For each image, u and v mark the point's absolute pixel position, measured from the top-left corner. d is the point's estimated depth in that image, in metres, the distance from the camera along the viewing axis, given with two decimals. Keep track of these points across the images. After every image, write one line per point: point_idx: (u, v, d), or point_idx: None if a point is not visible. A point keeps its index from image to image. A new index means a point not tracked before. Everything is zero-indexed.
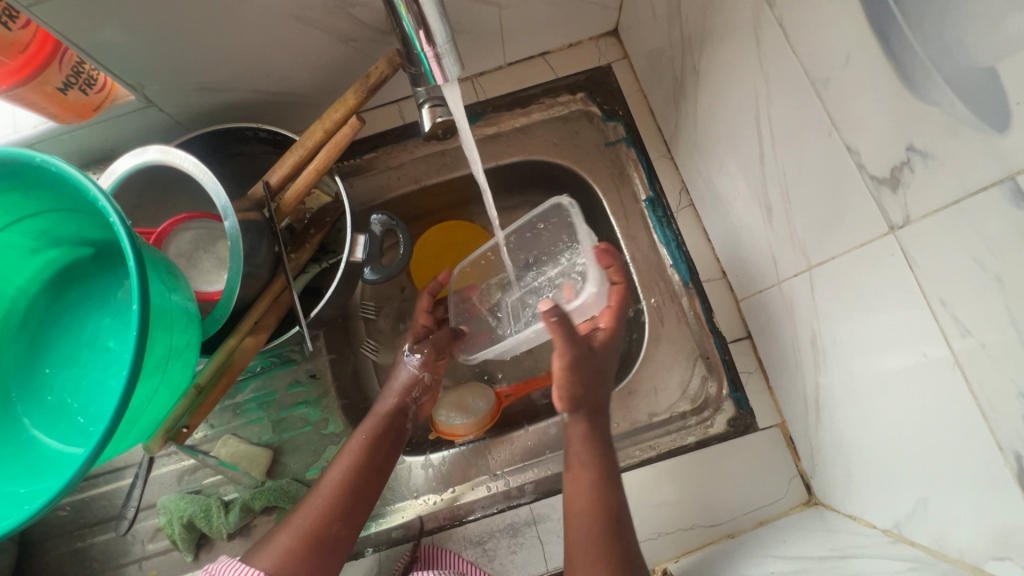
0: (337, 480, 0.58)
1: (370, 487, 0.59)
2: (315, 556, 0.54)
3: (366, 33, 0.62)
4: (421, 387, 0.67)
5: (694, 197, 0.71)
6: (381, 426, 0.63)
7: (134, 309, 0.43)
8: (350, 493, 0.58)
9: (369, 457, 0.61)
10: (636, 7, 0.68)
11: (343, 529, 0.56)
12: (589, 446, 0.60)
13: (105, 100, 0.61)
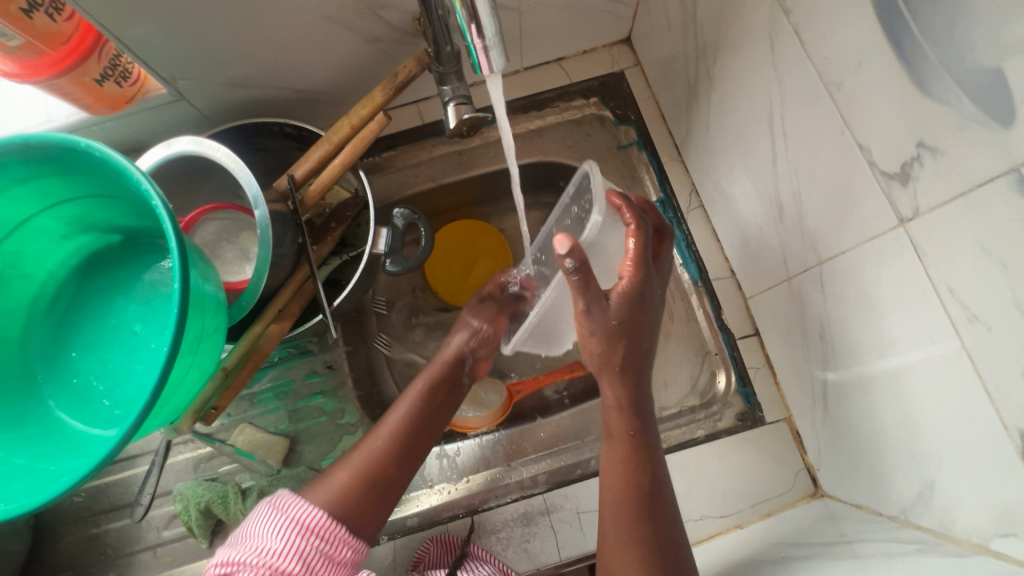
0: (393, 428, 0.58)
1: (424, 435, 0.59)
2: (373, 496, 0.53)
3: (392, 34, 0.65)
4: (482, 339, 0.69)
5: (704, 199, 0.74)
6: (438, 381, 0.64)
7: (176, 283, 0.44)
8: (409, 441, 0.58)
9: (426, 412, 0.61)
10: (650, 16, 0.71)
11: (397, 473, 0.56)
12: (621, 403, 0.56)
13: (138, 93, 0.62)
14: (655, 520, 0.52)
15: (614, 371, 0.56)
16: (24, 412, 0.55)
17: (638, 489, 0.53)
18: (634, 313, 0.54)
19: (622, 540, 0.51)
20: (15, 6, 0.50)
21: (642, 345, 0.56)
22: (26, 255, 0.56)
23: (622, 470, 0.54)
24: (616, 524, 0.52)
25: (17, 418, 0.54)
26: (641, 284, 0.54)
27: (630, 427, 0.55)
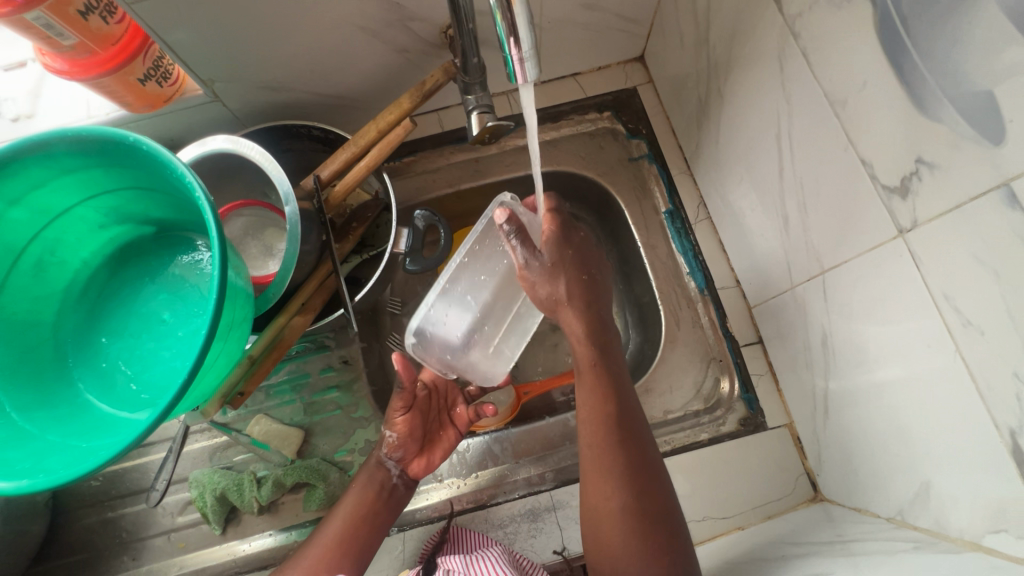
0: (324, 549, 0.56)
1: (362, 536, 0.57)
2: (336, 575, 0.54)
3: (419, 46, 0.68)
4: (416, 440, 0.63)
5: (711, 211, 0.77)
6: (371, 485, 0.60)
7: (215, 273, 0.47)
8: (342, 551, 0.56)
9: (355, 521, 0.57)
10: (664, 36, 0.74)
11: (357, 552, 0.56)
12: (584, 334, 0.58)
13: (176, 93, 0.65)
14: (626, 441, 0.54)
15: (567, 305, 0.58)
16: (55, 393, 0.57)
17: (611, 413, 0.55)
18: (564, 252, 0.60)
19: (600, 472, 0.53)
20: (73, 8, 0.53)
21: (584, 275, 0.60)
22: (64, 242, 0.59)
23: (596, 395, 0.56)
24: (594, 458, 0.54)
25: (49, 398, 0.56)
26: (560, 233, 0.60)
27: (592, 355, 0.57)
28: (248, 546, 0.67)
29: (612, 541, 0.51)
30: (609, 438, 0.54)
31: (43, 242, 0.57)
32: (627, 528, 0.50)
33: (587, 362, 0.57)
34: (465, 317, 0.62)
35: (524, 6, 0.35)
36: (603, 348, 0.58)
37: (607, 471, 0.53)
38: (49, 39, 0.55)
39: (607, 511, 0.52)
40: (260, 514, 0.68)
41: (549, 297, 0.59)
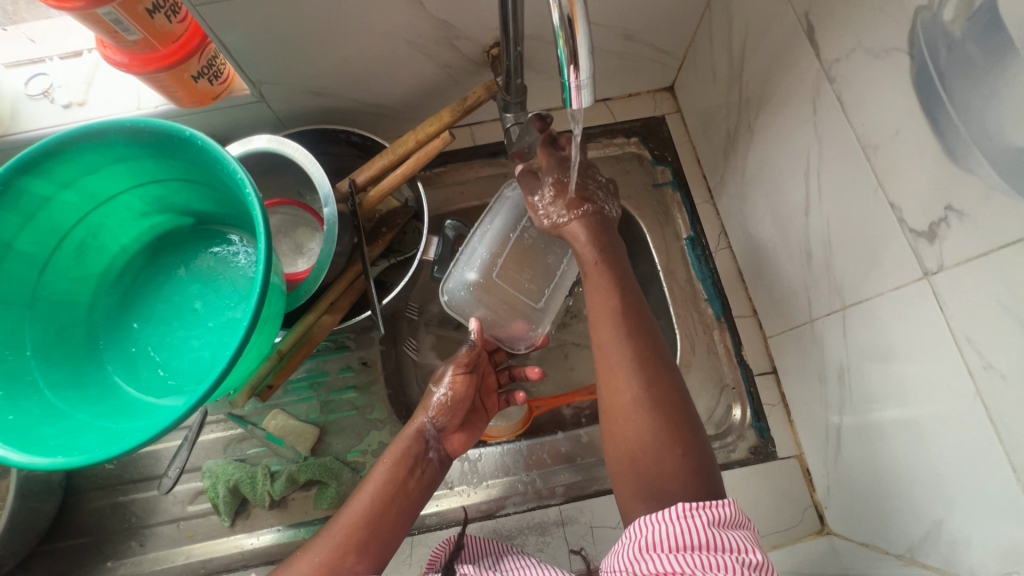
0: (365, 505, 0.54)
1: (395, 507, 0.55)
2: (374, 539, 0.52)
3: (462, 62, 0.71)
4: (461, 410, 0.64)
5: (732, 240, 0.78)
6: (406, 457, 0.59)
7: (260, 271, 0.48)
8: (379, 515, 0.54)
9: (391, 487, 0.56)
10: (696, 68, 0.77)
11: (390, 528, 0.54)
12: (586, 243, 0.63)
13: (224, 91, 0.68)
14: (638, 340, 0.55)
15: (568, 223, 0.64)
16: (86, 375, 0.58)
17: (617, 307, 0.58)
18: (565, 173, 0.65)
19: (610, 375, 0.55)
20: (142, 6, 0.55)
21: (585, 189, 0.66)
22: (107, 227, 0.61)
23: (604, 297, 0.59)
24: (605, 356, 0.56)
25: (80, 378, 0.57)
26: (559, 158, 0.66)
27: (596, 256, 0.62)
28: (259, 541, 0.67)
29: (630, 428, 0.52)
30: (620, 333, 0.56)
31: (87, 226, 0.59)
32: (642, 420, 0.51)
33: (590, 261, 0.62)
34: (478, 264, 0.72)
35: (587, 34, 0.37)
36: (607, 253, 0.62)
37: (618, 362, 0.55)
38: (115, 34, 0.57)
39: (623, 407, 0.53)
40: (270, 508, 0.69)
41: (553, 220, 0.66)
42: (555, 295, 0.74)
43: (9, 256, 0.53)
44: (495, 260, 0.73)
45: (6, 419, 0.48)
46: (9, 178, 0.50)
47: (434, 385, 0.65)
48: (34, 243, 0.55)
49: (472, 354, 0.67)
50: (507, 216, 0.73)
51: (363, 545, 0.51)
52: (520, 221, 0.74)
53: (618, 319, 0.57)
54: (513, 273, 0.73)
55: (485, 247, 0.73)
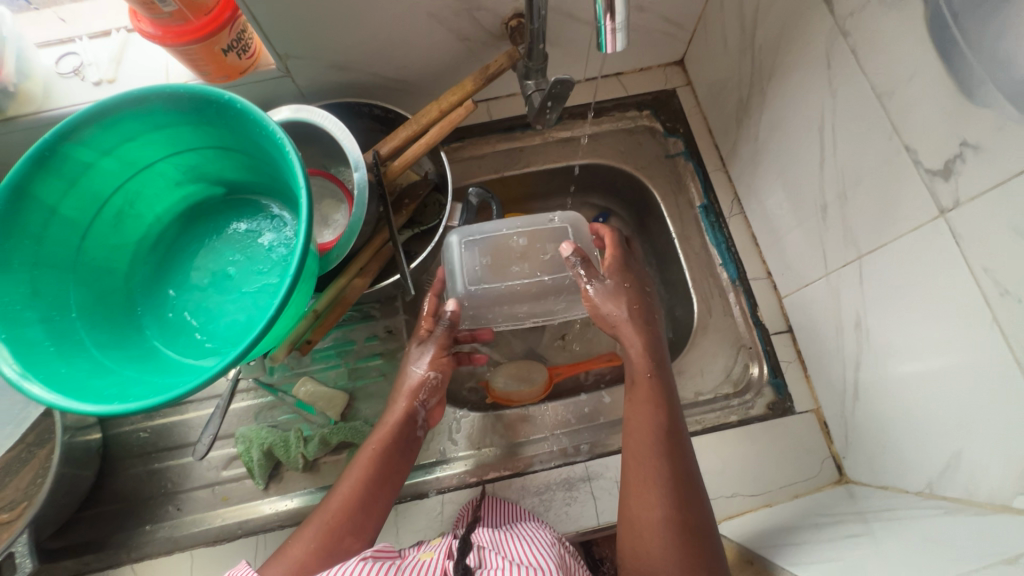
0: (354, 489, 0.58)
1: (383, 496, 0.59)
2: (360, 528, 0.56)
3: (481, 35, 0.73)
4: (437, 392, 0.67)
5: (745, 206, 0.80)
6: (396, 443, 0.62)
7: (302, 231, 0.50)
8: (369, 503, 0.58)
9: (375, 470, 0.59)
10: (706, 40, 0.79)
11: (373, 520, 0.57)
12: (641, 349, 0.65)
13: (251, 66, 0.69)
14: (673, 458, 0.57)
15: (626, 322, 0.66)
16: (127, 336, 0.60)
17: (663, 426, 0.59)
18: (625, 273, 0.69)
19: (643, 487, 0.56)
20: None
21: (645, 300, 0.68)
22: (143, 196, 0.63)
23: (643, 413, 0.60)
24: (637, 464, 0.58)
25: (121, 340, 0.59)
26: (619, 258, 0.70)
27: (649, 366, 0.64)
28: (291, 501, 0.69)
29: (653, 548, 0.52)
30: (658, 447, 0.58)
31: (125, 194, 0.61)
32: (669, 539, 0.52)
33: (642, 371, 0.63)
34: (480, 234, 0.70)
35: None
36: (658, 367, 0.64)
37: (652, 473, 0.56)
38: (151, 5, 0.58)
39: (652, 521, 0.54)
40: (303, 471, 0.71)
41: (612, 315, 0.67)
42: (505, 294, 0.69)
43: (54, 220, 0.56)
44: (493, 243, 0.70)
45: (59, 372, 0.51)
46: (55, 143, 0.52)
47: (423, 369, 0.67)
48: (77, 209, 0.57)
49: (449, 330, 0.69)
50: (542, 225, 0.71)
51: (358, 528, 0.56)
52: (542, 241, 0.71)
53: (656, 435, 0.59)
54: (492, 264, 0.70)
55: (505, 229, 0.71)
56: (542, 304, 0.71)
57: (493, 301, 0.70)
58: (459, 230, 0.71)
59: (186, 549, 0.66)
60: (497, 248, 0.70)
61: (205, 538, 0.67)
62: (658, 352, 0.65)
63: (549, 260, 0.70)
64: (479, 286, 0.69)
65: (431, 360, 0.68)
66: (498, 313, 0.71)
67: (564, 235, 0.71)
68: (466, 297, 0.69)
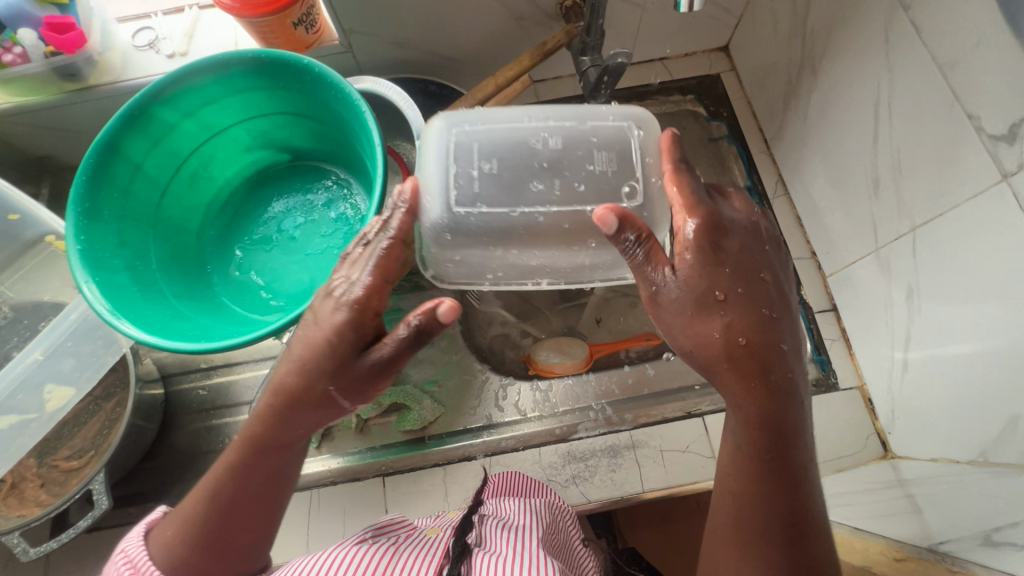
0: (204, 493, 0.47)
1: (249, 507, 0.47)
2: (210, 550, 0.46)
3: (536, 14, 0.75)
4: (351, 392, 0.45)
5: (790, 187, 0.81)
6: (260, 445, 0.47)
7: (371, 217, 0.51)
8: (215, 515, 0.46)
9: (244, 459, 0.47)
10: (754, 24, 0.81)
11: (244, 538, 0.47)
12: (746, 398, 0.46)
13: (316, 41, 0.72)
14: (789, 539, 0.44)
15: (728, 352, 0.46)
16: (199, 292, 0.64)
17: (782, 516, 0.44)
18: (721, 260, 0.47)
19: (738, 561, 0.45)
20: None
21: (775, 315, 0.47)
22: (216, 159, 0.67)
23: (748, 480, 0.45)
24: (734, 537, 0.46)
25: (194, 293, 0.63)
26: (710, 238, 0.47)
27: (760, 425, 0.45)
28: (343, 460, 0.72)
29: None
30: (767, 525, 0.44)
31: (200, 156, 0.64)
32: None
33: (748, 429, 0.46)
34: (482, 135, 0.53)
35: None
36: (788, 433, 0.45)
37: (754, 552, 0.44)
38: None
39: None
40: (354, 432, 0.73)
41: (700, 337, 0.47)
42: (506, 216, 0.52)
43: (139, 176, 0.59)
44: (504, 136, 0.54)
45: (145, 316, 0.54)
46: (144, 102, 0.56)
47: (329, 381, 0.45)
48: (158, 167, 0.61)
49: (389, 351, 0.44)
50: (598, 123, 0.54)
51: (208, 547, 0.46)
52: (593, 151, 0.54)
53: (768, 527, 0.44)
54: (503, 174, 0.53)
55: (531, 121, 0.54)
56: (567, 253, 0.54)
57: (486, 223, 0.52)
58: (444, 118, 0.53)
59: None
60: (510, 152, 0.53)
61: None
62: (784, 401, 0.46)
63: (596, 180, 0.53)
64: (471, 208, 0.52)
65: (347, 373, 0.45)
66: (502, 264, 0.55)
67: (621, 139, 0.54)
68: (453, 226, 0.52)
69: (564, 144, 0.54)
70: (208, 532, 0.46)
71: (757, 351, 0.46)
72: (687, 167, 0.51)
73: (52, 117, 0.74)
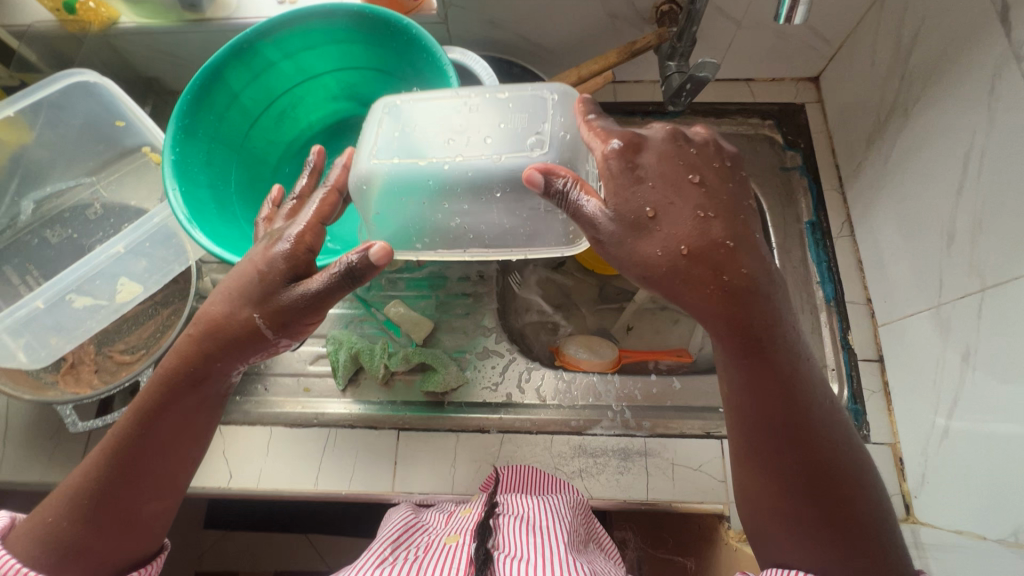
0: (98, 456, 0.49)
1: (148, 474, 0.50)
2: (106, 522, 0.48)
3: (631, 15, 0.76)
4: (286, 319, 0.48)
5: (857, 229, 0.79)
6: (166, 391, 0.50)
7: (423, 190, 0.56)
8: (109, 482, 0.49)
9: (139, 420, 0.50)
10: (850, 58, 0.79)
11: (150, 505, 0.50)
12: (716, 309, 0.46)
13: (415, 8, 0.75)
14: (795, 435, 0.48)
15: (682, 266, 0.46)
16: None
17: (787, 425, 0.48)
18: (641, 177, 0.47)
19: (757, 474, 0.50)
20: None
21: (710, 215, 0.46)
22: (304, 103, 0.70)
23: (746, 385, 0.48)
24: (751, 452, 0.50)
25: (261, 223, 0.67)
26: (628, 164, 0.48)
27: (740, 332, 0.46)
28: (364, 407, 0.75)
29: (789, 542, 0.48)
30: (777, 430, 0.48)
31: (291, 97, 0.68)
32: (798, 539, 0.48)
33: (730, 336, 0.47)
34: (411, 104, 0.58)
35: None
36: (763, 332, 0.47)
37: (771, 464, 0.48)
38: None
39: (773, 508, 0.49)
40: (380, 383, 0.76)
41: (648, 257, 0.46)
42: (425, 173, 0.54)
43: (234, 105, 0.64)
44: (430, 104, 0.57)
45: (217, 231, 0.58)
46: (253, 37, 0.60)
47: (253, 309, 0.49)
48: (253, 100, 0.65)
49: (321, 285, 0.47)
50: (516, 92, 0.57)
51: (99, 518, 0.48)
52: (506, 107, 0.56)
53: (774, 428, 0.48)
54: (420, 128, 0.56)
55: (460, 91, 0.58)
56: (481, 208, 0.55)
57: (410, 180, 0.55)
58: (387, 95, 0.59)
59: (267, 424, 0.73)
60: (437, 115, 0.57)
61: (282, 419, 0.74)
62: (743, 297, 0.46)
63: (506, 132, 0.55)
64: (388, 162, 0.55)
65: (274, 301, 0.48)
66: (426, 225, 0.56)
67: (534, 97, 0.56)
68: (370, 180, 0.55)
69: (487, 109, 0.56)
70: (107, 495, 0.49)
71: (701, 257, 0.45)
72: (598, 118, 0.52)
73: (168, 42, 0.81)
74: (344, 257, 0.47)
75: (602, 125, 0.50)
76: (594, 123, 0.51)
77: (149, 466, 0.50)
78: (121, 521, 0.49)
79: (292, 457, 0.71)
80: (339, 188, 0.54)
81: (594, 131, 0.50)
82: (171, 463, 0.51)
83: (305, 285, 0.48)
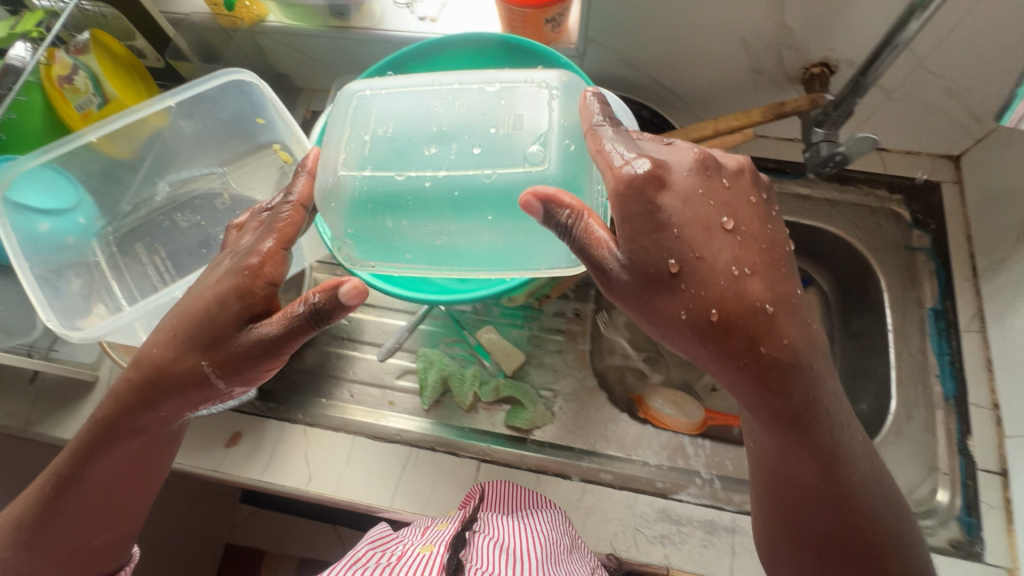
0: (42, 487, 0.55)
1: (102, 511, 0.56)
2: (66, 556, 0.55)
3: (775, 74, 0.73)
4: (234, 368, 0.51)
5: (989, 326, 0.73)
6: (103, 430, 0.53)
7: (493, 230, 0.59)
8: (53, 519, 0.54)
9: (83, 454, 0.54)
10: (1004, 143, 0.74)
11: (103, 538, 0.57)
12: (751, 381, 0.45)
13: (555, 40, 0.75)
14: (824, 494, 0.50)
15: (707, 331, 0.45)
16: None
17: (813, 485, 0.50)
18: (654, 219, 0.45)
19: (779, 522, 0.53)
20: None
21: (746, 273, 0.44)
22: None
23: (778, 446, 0.50)
24: (775, 501, 0.53)
25: None
26: (642, 204, 0.45)
27: (777, 404, 0.46)
28: (446, 430, 0.74)
29: None
30: (806, 487, 0.50)
31: None
32: None
33: (762, 404, 0.47)
34: (388, 99, 0.60)
35: None
36: (802, 409, 0.46)
37: (799, 515, 0.52)
38: None
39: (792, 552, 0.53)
40: (465, 409, 0.76)
41: (674, 319, 0.46)
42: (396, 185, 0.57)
43: None
44: (402, 100, 0.60)
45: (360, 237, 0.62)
46: None
47: (202, 356, 0.51)
48: None
49: (282, 327, 0.49)
50: (506, 86, 0.59)
51: (59, 551, 0.55)
52: (495, 106, 0.58)
53: (802, 495, 0.51)
54: (397, 129, 0.59)
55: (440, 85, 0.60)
56: (469, 229, 0.57)
57: (379, 191, 0.57)
58: (355, 85, 0.61)
59: (350, 432, 0.73)
60: (415, 113, 0.59)
61: (366, 430, 0.74)
62: (783, 372, 0.45)
63: (498, 138, 0.57)
64: (360, 171, 0.57)
65: (234, 341, 0.50)
66: (410, 242, 0.58)
67: (536, 99, 0.58)
68: (347, 193, 0.57)
69: (466, 107, 0.59)
70: (56, 533, 0.55)
71: (738, 326, 0.44)
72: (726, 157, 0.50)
73: (308, 45, 0.83)
74: (304, 299, 0.49)
75: (612, 147, 0.47)
76: (599, 134, 0.49)
77: (88, 503, 0.55)
78: (77, 555, 0.56)
79: (372, 470, 0.71)
80: (303, 202, 0.55)
81: (603, 154, 0.47)
82: (117, 494, 0.56)
83: (266, 327, 0.50)
